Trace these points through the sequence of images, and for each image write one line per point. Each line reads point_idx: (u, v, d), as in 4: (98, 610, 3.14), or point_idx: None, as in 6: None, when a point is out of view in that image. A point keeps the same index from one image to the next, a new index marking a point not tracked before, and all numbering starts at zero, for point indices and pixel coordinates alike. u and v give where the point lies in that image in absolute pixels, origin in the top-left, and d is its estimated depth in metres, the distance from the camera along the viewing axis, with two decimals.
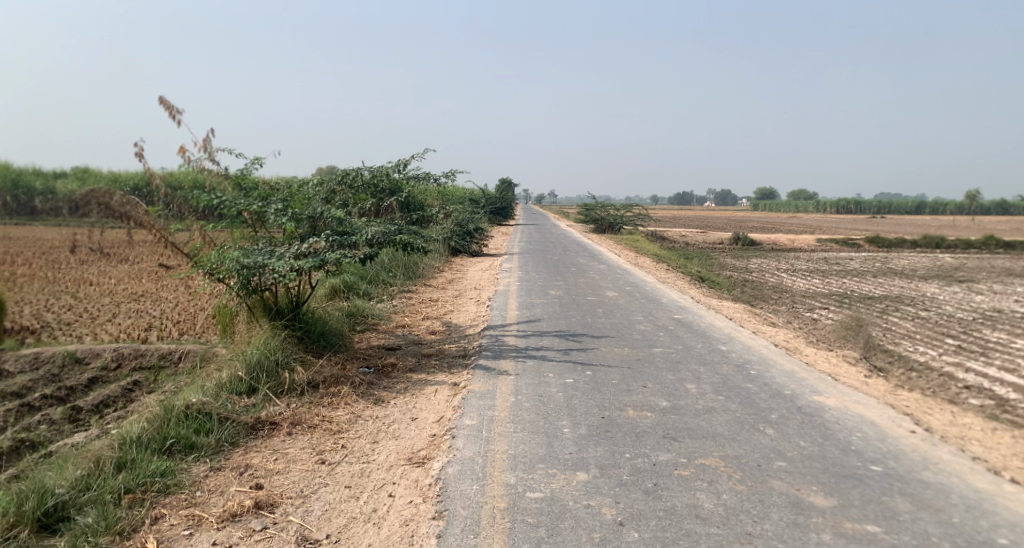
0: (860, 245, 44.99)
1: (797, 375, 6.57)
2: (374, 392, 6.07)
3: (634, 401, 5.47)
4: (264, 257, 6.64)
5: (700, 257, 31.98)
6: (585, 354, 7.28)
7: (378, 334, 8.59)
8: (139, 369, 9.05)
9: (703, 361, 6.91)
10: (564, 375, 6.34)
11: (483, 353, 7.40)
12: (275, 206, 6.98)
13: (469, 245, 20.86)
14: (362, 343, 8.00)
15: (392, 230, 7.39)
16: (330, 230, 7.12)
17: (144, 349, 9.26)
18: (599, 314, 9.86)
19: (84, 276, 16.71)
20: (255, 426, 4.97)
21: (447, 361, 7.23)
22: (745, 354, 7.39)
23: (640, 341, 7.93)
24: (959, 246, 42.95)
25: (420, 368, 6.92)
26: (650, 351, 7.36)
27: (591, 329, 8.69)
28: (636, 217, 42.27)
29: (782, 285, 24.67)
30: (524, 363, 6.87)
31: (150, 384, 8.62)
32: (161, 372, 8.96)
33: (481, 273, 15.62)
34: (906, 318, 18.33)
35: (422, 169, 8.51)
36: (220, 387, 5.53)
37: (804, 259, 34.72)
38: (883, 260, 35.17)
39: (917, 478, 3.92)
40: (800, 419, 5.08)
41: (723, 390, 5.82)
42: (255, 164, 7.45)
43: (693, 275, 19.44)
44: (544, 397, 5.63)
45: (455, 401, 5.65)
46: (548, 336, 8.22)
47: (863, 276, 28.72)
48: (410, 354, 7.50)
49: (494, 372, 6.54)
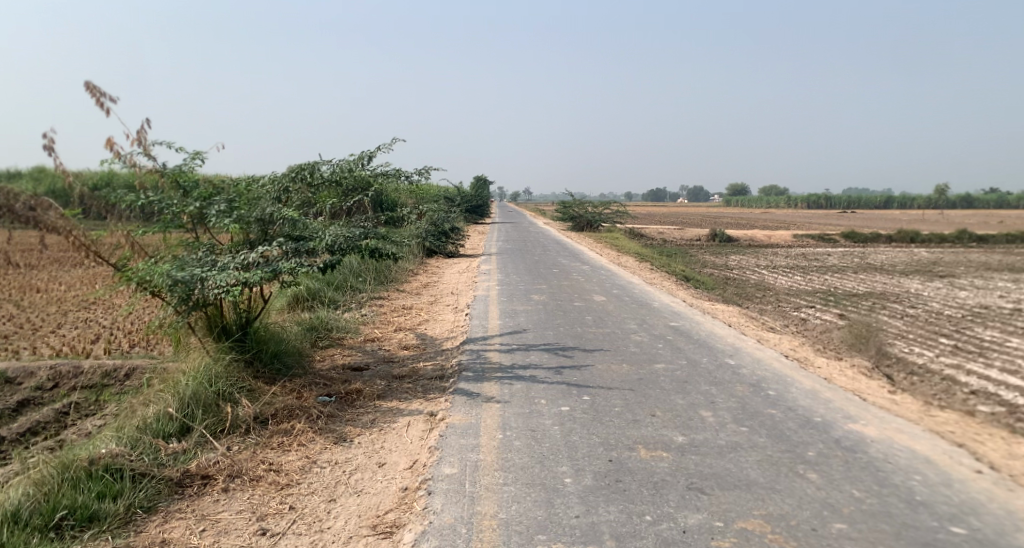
0: (837, 240, 45.04)
1: (821, 395, 5.80)
2: (335, 427, 5.11)
3: (646, 436, 4.62)
4: (202, 269, 5.62)
5: (680, 254, 31.47)
6: (580, 372, 6.41)
7: (343, 351, 7.60)
8: (79, 389, 7.87)
9: (714, 380, 6.11)
10: (560, 402, 5.47)
11: (464, 373, 6.49)
12: (217, 208, 5.95)
13: (445, 246, 19.92)
14: (324, 363, 7.03)
15: (356, 234, 6.43)
16: (282, 235, 6.14)
17: (86, 366, 8.09)
18: (588, 322, 9.02)
19: (31, 282, 15.35)
20: (182, 482, 3.94)
21: (422, 384, 6.31)
22: (758, 370, 6.60)
23: (639, 355, 7.10)
24: (932, 241, 43.23)
25: (390, 394, 5.97)
26: (652, 369, 6.52)
27: (582, 340, 7.83)
28: (614, 214, 41.59)
29: (765, 282, 24.19)
30: (511, 386, 5.98)
31: (91, 407, 7.46)
32: (104, 392, 7.79)
33: (459, 276, 14.71)
34: (896, 316, 17.85)
35: (391, 164, 7.51)
36: (142, 430, 4.49)
37: (783, 255, 34.43)
38: (861, 255, 35.06)
39: (1014, 545, 3.12)
40: (842, 458, 4.28)
41: (745, 420, 5.00)
42: (196, 159, 6.40)
43: (678, 274, 18.76)
44: (539, 432, 4.74)
45: (431, 439, 4.72)
46: (535, 351, 7.33)
47: (843, 272, 28.43)
48: (379, 377, 6.54)
49: (477, 398, 5.64)
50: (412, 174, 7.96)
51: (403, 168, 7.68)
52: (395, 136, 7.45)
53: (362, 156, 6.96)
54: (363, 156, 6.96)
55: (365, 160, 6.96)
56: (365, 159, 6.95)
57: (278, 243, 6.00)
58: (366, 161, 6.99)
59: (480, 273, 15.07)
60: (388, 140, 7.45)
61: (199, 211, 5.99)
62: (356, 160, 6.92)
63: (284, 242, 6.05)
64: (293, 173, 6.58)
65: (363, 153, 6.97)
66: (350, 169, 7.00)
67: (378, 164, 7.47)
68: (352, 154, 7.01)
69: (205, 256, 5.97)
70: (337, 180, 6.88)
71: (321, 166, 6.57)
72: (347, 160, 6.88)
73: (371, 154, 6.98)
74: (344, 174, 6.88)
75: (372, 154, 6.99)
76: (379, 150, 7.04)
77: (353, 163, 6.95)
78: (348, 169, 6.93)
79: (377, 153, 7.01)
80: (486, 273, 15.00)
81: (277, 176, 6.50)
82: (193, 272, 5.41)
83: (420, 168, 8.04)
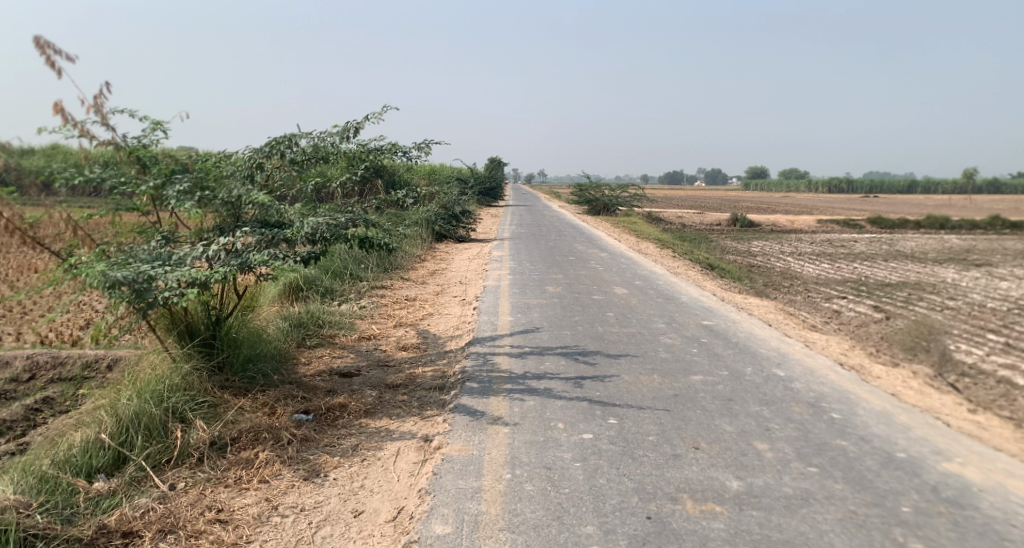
0: (862, 226, 43.33)
1: (896, 419, 4.79)
2: (307, 456, 4.21)
3: (690, 482, 3.67)
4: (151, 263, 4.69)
5: (700, 240, 30.25)
6: (604, 385, 5.47)
7: (333, 352, 6.68)
8: (58, 382, 6.70)
9: (763, 399, 5.13)
10: (582, 426, 4.53)
11: (468, 384, 5.57)
12: (175, 189, 4.95)
13: (456, 230, 18.97)
14: (310, 367, 6.16)
15: (340, 220, 5.52)
16: (252, 222, 5.24)
17: (67, 356, 6.97)
18: (610, 320, 8.05)
19: (28, 261, 14.59)
20: (96, 544, 3.09)
21: (419, 396, 5.40)
22: (813, 385, 5.61)
23: (671, 364, 6.12)
24: (963, 227, 41.60)
25: (380, 410, 5.07)
26: (689, 383, 5.55)
27: (604, 344, 6.87)
28: (632, 197, 40.31)
29: (791, 271, 22.95)
30: (522, 402, 5.05)
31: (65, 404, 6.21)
32: (84, 385, 6.53)
33: (470, 263, 13.80)
34: (935, 309, 16.63)
35: (385, 138, 6.56)
36: (61, 466, 3.63)
37: (808, 242, 33.06)
38: (888, 242, 33.50)
39: None
40: (950, 516, 3.29)
41: (813, 457, 4.03)
42: (158, 130, 5.34)
43: (701, 263, 17.63)
44: (557, 472, 3.80)
45: (422, 478, 3.80)
46: (551, 356, 6.40)
47: (873, 259, 27.07)
48: (369, 386, 5.63)
49: (481, 419, 4.72)
50: (410, 150, 7.00)
51: (400, 143, 6.72)
52: (390, 105, 6.46)
53: (347, 128, 6.02)
54: (349, 128, 6.02)
55: (352, 132, 6.02)
56: (350, 131, 6.02)
57: (248, 231, 5.09)
58: (352, 134, 6.06)
59: (492, 260, 14.11)
60: (380, 108, 6.46)
61: (154, 193, 5.02)
62: (340, 132, 5.98)
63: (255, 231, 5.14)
64: (268, 147, 5.59)
65: (348, 124, 6.03)
66: (335, 144, 6.06)
67: (370, 139, 6.53)
68: (335, 126, 6.06)
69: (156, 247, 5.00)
70: (318, 156, 5.95)
71: (299, 140, 5.64)
72: (330, 133, 5.94)
73: (357, 125, 6.04)
74: (326, 150, 5.94)
75: (359, 126, 6.06)
76: (368, 120, 6.11)
77: (337, 137, 6.01)
78: (331, 143, 5.99)
79: (366, 124, 6.08)
80: (498, 260, 14.05)
81: (247, 151, 5.52)
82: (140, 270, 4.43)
83: (420, 144, 7.06)
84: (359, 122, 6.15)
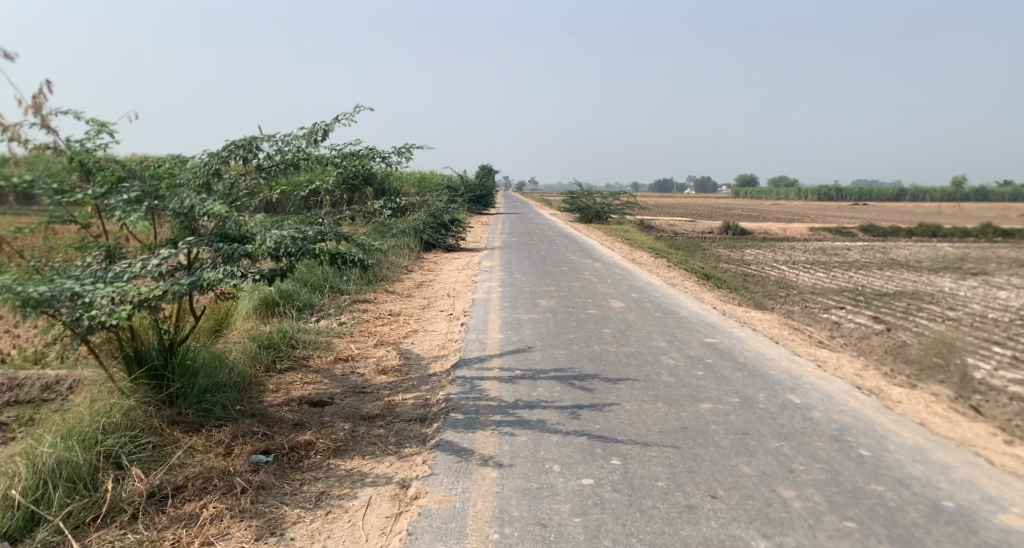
0: (855, 233, 43.19)
1: (932, 457, 4.27)
2: (264, 507, 3.60)
3: (711, 543, 3.11)
4: (81, 280, 3.98)
5: (693, 248, 29.87)
6: (603, 416, 4.92)
7: (305, 377, 6.07)
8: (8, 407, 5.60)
9: (782, 433, 4.60)
10: (581, 468, 3.97)
11: (453, 414, 5.00)
12: (121, 198, 4.36)
13: (444, 239, 18.38)
14: (277, 395, 5.55)
15: (307, 233, 4.89)
16: (209, 235, 4.62)
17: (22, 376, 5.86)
18: (608, 337, 7.52)
19: None
20: None
21: (397, 430, 4.82)
22: (833, 414, 5.09)
23: (676, 390, 5.58)
24: (954, 235, 41.54)
25: (352, 448, 4.48)
26: (697, 414, 5.00)
27: (602, 365, 6.33)
28: (625, 205, 39.92)
29: (786, 280, 22.55)
30: (513, 437, 4.47)
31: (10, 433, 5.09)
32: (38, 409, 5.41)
33: (459, 274, 13.24)
34: (936, 319, 16.22)
35: (360, 142, 5.99)
36: None
37: (801, 250, 32.78)
38: (882, 250, 33.21)
39: None
40: None
41: (849, 508, 3.49)
42: (102, 130, 4.69)
43: (697, 273, 17.14)
44: (554, 531, 3.22)
45: (395, 539, 3.21)
46: (544, 380, 5.85)
47: (868, 268, 26.74)
48: (341, 418, 5.04)
49: (466, 459, 4.15)
50: (389, 155, 6.42)
51: (377, 148, 6.16)
52: (364, 105, 5.88)
53: (314, 130, 5.44)
54: (317, 131, 5.44)
55: (321, 135, 5.45)
56: (318, 134, 5.43)
57: (203, 243, 4.50)
58: (320, 137, 5.47)
59: (482, 271, 13.57)
60: (354, 109, 5.85)
61: (98, 203, 4.41)
62: (307, 135, 5.39)
63: (211, 244, 4.54)
64: (227, 149, 4.95)
65: (315, 127, 5.45)
66: (301, 148, 5.48)
67: (343, 144, 5.96)
68: (301, 128, 5.49)
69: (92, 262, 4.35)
70: (284, 162, 5.37)
71: (261, 144, 5.07)
72: (295, 136, 5.36)
73: (325, 127, 5.46)
74: (291, 154, 5.36)
75: (327, 128, 5.48)
76: (337, 121, 5.54)
77: (304, 140, 5.42)
78: (297, 147, 5.40)
79: (335, 125, 5.50)
80: (488, 271, 13.49)
81: (205, 156, 4.94)
82: (65, 289, 3.77)
83: (400, 149, 6.50)
84: (328, 123, 5.57)
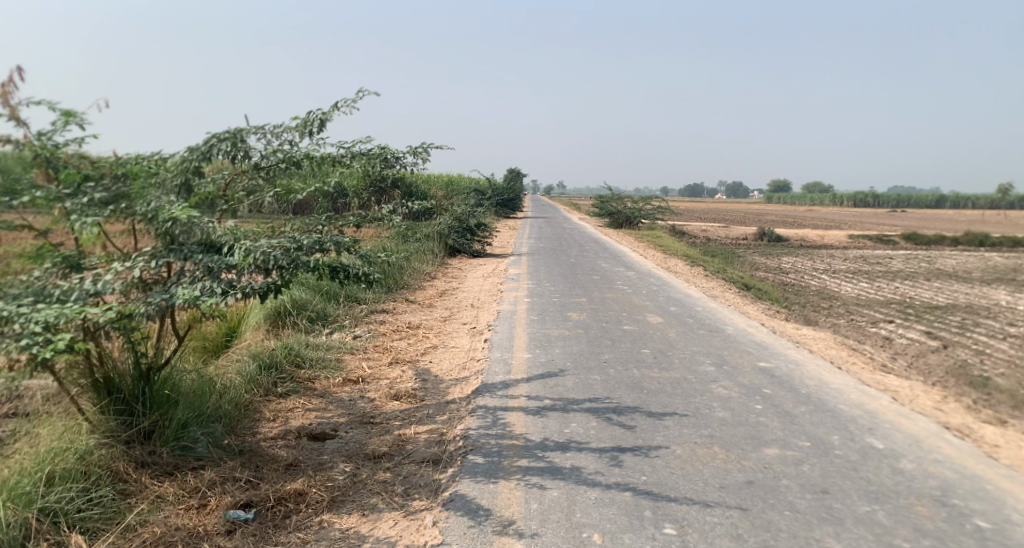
0: (896, 241, 41.34)
1: None
2: None
3: None
4: (23, 302, 3.34)
5: (727, 255, 28.71)
6: (650, 464, 4.12)
7: (308, 403, 5.41)
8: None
9: (873, 493, 3.73)
10: (627, 540, 3.18)
11: (472, 457, 4.25)
12: (85, 200, 3.74)
13: (470, 244, 17.72)
14: (275, 424, 4.90)
15: (301, 241, 4.21)
16: (190, 243, 3.98)
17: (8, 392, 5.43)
18: (648, 360, 6.70)
19: None
20: None
21: (406, 475, 4.09)
22: (930, 465, 4.19)
23: (734, 430, 4.74)
24: (1004, 245, 39.46)
25: (350, 497, 3.78)
26: (763, 463, 4.17)
27: (644, 395, 5.52)
28: (657, 210, 38.81)
29: (829, 290, 21.33)
30: (542, 492, 3.71)
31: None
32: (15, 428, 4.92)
33: (484, 282, 12.54)
34: (997, 336, 14.95)
35: (371, 139, 5.33)
36: None
37: (841, 258, 31.33)
38: (928, 260, 31.53)
39: None
40: None
41: None
42: (73, 120, 4.08)
43: (736, 283, 16.13)
44: None
45: None
46: (578, 413, 5.07)
47: (915, 278, 25.29)
48: (342, 457, 4.35)
49: (486, 521, 3.40)
50: (403, 154, 5.76)
51: (390, 146, 5.49)
52: (367, 93, 5.20)
53: (309, 120, 4.78)
54: (311, 121, 4.78)
55: (316, 126, 4.78)
56: (313, 124, 4.77)
57: (181, 255, 3.87)
58: (316, 128, 4.81)
59: (509, 279, 12.86)
60: (358, 95, 5.27)
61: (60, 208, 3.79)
62: (300, 127, 4.73)
63: (190, 256, 3.90)
64: (210, 145, 4.29)
65: (310, 117, 4.80)
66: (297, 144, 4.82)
67: (351, 142, 5.31)
68: (294, 120, 4.83)
69: (49, 275, 3.71)
70: (282, 160, 4.72)
71: (250, 137, 4.41)
72: (287, 128, 4.68)
73: (321, 118, 4.80)
74: (286, 152, 4.71)
75: (324, 119, 4.82)
76: (335, 111, 4.89)
77: (297, 132, 4.75)
78: (289, 140, 4.72)
79: (332, 115, 4.85)
80: (515, 279, 12.76)
81: (186, 151, 4.32)
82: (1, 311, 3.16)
83: (415, 148, 5.83)
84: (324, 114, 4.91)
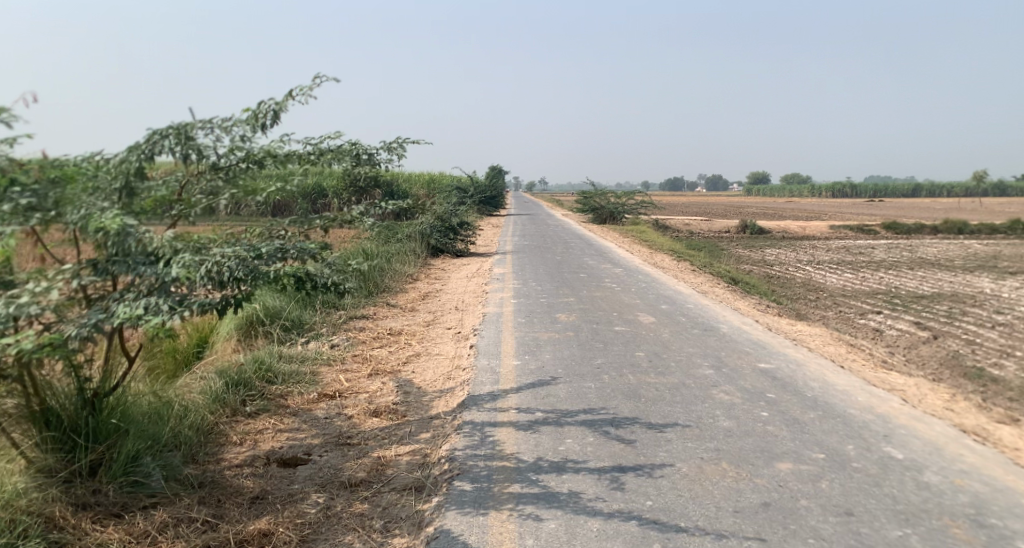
0: (876, 231, 41.57)
1: None
2: None
3: None
4: None
5: (712, 249, 28.54)
6: (655, 486, 3.74)
7: (278, 424, 4.95)
8: None
9: (902, 514, 3.39)
10: None
11: (459, 483, 3.84)
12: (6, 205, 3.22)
13: (453, 244, 17.27)
14: (241, 449, 4.45)
15: (261, 249, 3.75)
16: (135, 254, 3.52)
17: None
18: (643, 364, 6.34)
19: None
20: None
21: (384, 506, 3.67)
22: (957, 478, 3.86)
23: (742, 442, 4.39)
24: (982, 232, 39.81)
25: (322, 536, 3.36)
26: (778, 480, 3.82)
27: (642, 405, 5.15)
28: (640, 204, 38.60)
29: (815, 282, 21.20)
30: (538, 525, 3.32)
31: None
32: None
33: (469, 283, 12.12)
34: (986, 324, 14.83)
35: (340, 134, 4.87)
36: None
37: (825, 249, 31.32)
38: (909, 248, 31.63)
39: None
40: None
41: None
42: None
43: (724, 277, 15.86)
44: None
45: None
46: (574, 427, 4.68)
47: (899, 268, 25.29)
48: (315, 487, 3.91)
49: None
50: (376, 149, 5.31)
51: (362, 141, 5.04)
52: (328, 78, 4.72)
53: (261, 112, 4.30)
54: (264, 112, 4.30)
55: (269, 117, 4.30)
56: (266, 116, 4.29)
57: (124, 267, 3.42)
58: (270, 120, 4.33)
59: (494, 279, 12.45)
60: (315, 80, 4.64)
61: None
62: (252, 119, 4.24)
63: (134, 269, 3.45)
64: (152, 141, 3.80)
65: (262, 108, 4.31)
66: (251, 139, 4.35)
67: (318, 138, 4.84)
68: (246, 111, 4.34)
69: None
70: (242, 158, 4.27)
71: (197, 132, 3.93)
72: (238, 120, 4.19)
73: (275, 108, 4.32)
74: (241, 147, 4.23)
75: (278, 109, 4.34)
76: (291, 100, 4.41)
77: (249, 126, 4.27)
78: (242, 136, 4.24)
79: (287, 104, 4.37)
80: (500, 279, 12.34)
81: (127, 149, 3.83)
82: None
83: (389, 144, 5.38)
84: (278, 103, 4.42)
